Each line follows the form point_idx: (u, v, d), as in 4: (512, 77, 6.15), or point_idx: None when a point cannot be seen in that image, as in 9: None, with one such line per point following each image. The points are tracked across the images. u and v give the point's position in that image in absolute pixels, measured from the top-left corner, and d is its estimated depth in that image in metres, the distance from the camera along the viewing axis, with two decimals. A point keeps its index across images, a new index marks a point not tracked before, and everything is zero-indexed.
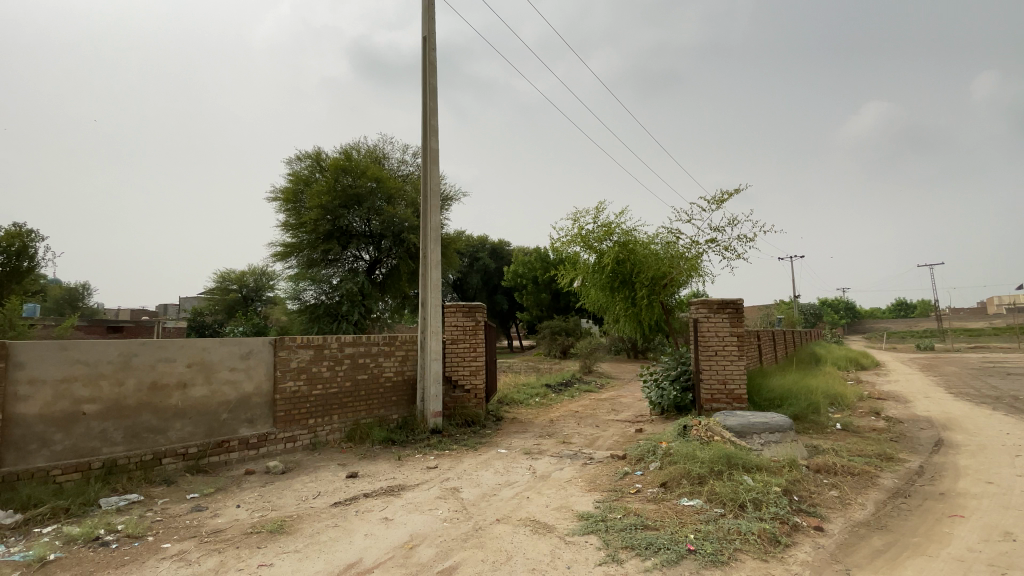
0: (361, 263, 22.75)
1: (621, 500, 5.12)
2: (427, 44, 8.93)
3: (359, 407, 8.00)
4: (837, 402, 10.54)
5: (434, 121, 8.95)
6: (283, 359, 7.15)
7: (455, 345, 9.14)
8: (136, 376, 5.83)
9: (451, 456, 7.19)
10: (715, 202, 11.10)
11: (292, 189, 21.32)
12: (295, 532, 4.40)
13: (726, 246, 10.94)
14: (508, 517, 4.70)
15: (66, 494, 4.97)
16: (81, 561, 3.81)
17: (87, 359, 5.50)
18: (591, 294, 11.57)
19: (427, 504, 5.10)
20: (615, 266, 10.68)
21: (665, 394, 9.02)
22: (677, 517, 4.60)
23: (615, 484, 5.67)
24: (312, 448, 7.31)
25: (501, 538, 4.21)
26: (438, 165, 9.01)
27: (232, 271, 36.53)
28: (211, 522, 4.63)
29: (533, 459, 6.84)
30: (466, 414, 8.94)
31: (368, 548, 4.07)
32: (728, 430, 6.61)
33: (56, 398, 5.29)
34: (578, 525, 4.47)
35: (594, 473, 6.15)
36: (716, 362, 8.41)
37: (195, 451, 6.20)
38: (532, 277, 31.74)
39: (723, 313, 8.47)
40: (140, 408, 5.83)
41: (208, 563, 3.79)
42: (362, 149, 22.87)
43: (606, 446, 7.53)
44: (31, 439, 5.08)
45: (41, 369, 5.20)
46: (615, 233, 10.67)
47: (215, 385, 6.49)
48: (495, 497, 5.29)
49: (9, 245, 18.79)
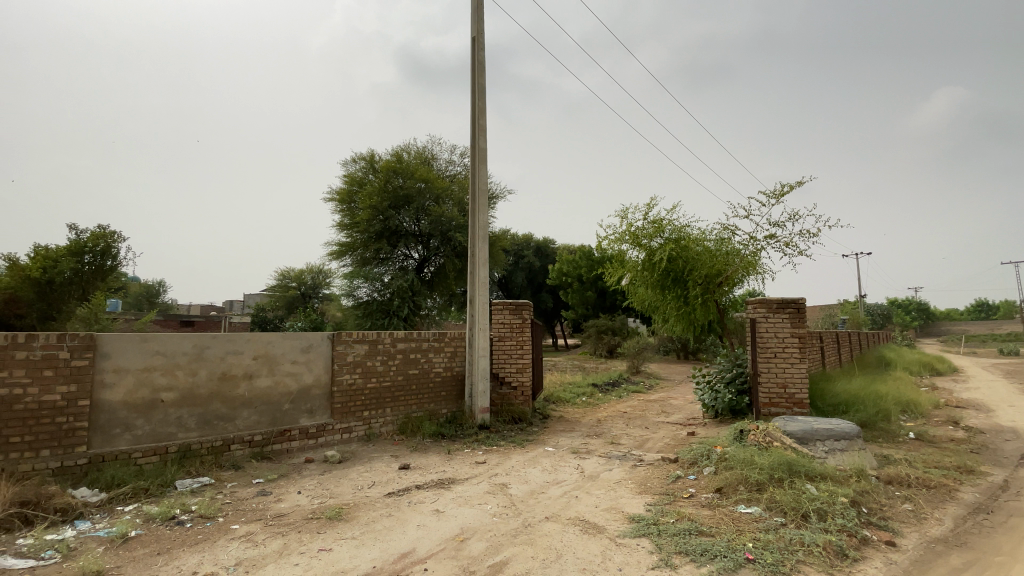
0: (410, 262, 23.29)
1: (674, 504, 4.97)
2: (477, 44, 9.01)
3: (410, 400, 8.21)
4: (909, 409, 9.82)
5: (483, 120, 9.02)
6: (340, 353, 7.44)
7: (503, 343, 9.19)
8: (207, 367, 6.23)
9: (499, 452, 7.24)
10: (775, 196, 10.58)
11: (346, 191, 22.19)
12: (352, 520, 4.56)
13: (787, 242, 10.41)
14: (557, 515, 4.68)
15: (145, 475, 5.39)
16: (159, 539, 4.12)
17: (165, 350, 5.93)
18: (641, 293, 11.31)
19: (477, 499, 5.15)
20: (666, 264, 10.38)
21: (720, 397, 8.70)
22: (735, 524, 4.43)
23: (667, 487, 5.52)
24: (367, 439, 7.58)
25: (550, 536, 4.20)
26: (486, 163, 9.07)
27: (291, 270, 38.40)
28: (275, 507, 4.88)
29: (581, 459, 6.77)
30: (513, 411, 8.99)
31: (421, 539, 4.16)
32: (788, 436, 6.28)
33: (138, 386, 5.74)
34: (629, 527, 4.38)
35: (644, 475, 6.02)
36: (775, 364, 8.02)
37: (260, 438, 6.57)
38: (578, 275, 31.49)
39: (784, 312, 8.06)
40: (211, 397, 6.23)
41: (273, 545, 4.00)
42: (412, 150, 23.41)
43: (657, 448, 7.35)
44: (115, 424, 5.54)
45: (125, 359, 5.65)
46: (666, 230, 10.40)
47: (278, 376, 6.83)
48: (544, 495, 5.28)
49: (95, 245, 20.53)
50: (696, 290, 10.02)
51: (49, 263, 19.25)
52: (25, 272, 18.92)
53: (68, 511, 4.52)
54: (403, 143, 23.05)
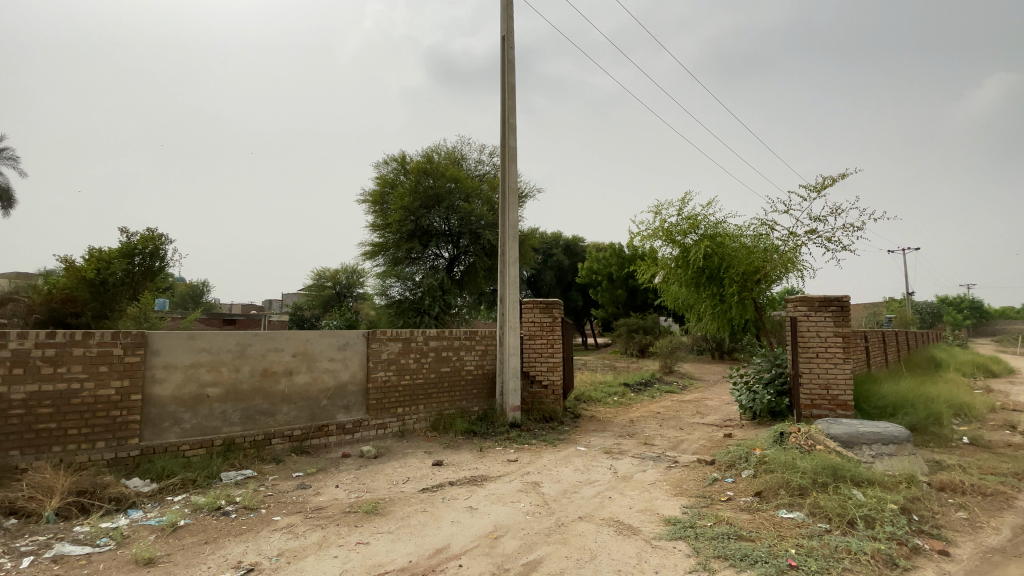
0: (441, 261, 23.54)
1: (711, 507, 4.85)
2: (506, 43, 9.00)
3: (443, 398, 8.30)
4: (962, 412, 9.28)
5: (513, 119, 9.02)
6: (375, 351, 7.59)
7: (534, 341, 9.17)
8: (250, 363, 6.47)
9: (531, 450, 7.23)
10: (816, 189, 10.22)
11: (379, 192, 22.59)
12: (388, 514, 4.65)
13: (829, 237, 10.06)
14: (591, 515, 4.64)
15: (193, 467, 5.62)
16: (206, 528, 4.29)
17: (210, 347, 6.18)
18: (675, 291, 11.12)
19: (510, 497, 5.16)
20: (701, 261, 10.15)
21: (758, 398, 8.44)
22: (776, 529, 4.29)
23: (704, 489, 5.39)
24: (401, 435, 7.71)
25: (584, 536, 4.17)
26: (516, 161, 9.07)
27: (326, 270, 39.38)
28: (314, 500, 5.02)
29: (614, 459, 6.70)
30: (545, 410, 8.97)
31: (455, 535, 4.20)
32: (832, 439, 6.04)
33: (186, 381, 6.00)
34: (665, 529, 4.31)
35: (679, 476, 5.90)
36: (817, 365, 7.73)
37: (299, 433, 6.77)
38: (608, 273, 31.14)
39: (827, 310, 7.76)
40: (253, 392, 6.46)
41: (313, 537, 4.12)
42: (442, 151, 23.62)
43: (692, 450, 7.19)
44: (165, 418, 5.81)
45: (174, 355, 5.92)
46: (701, 226, 10.20)
47: (316, 373, 7.02)
48: (577, 495, 5.24)
49: (144, 247, 21.63)
50: (732, 287, 9.75)
51: (103, 264, 20.43)
52: (80, 273, 20.02)
53: (121, 501, 4.77)
54: (433, 143, 23.30)
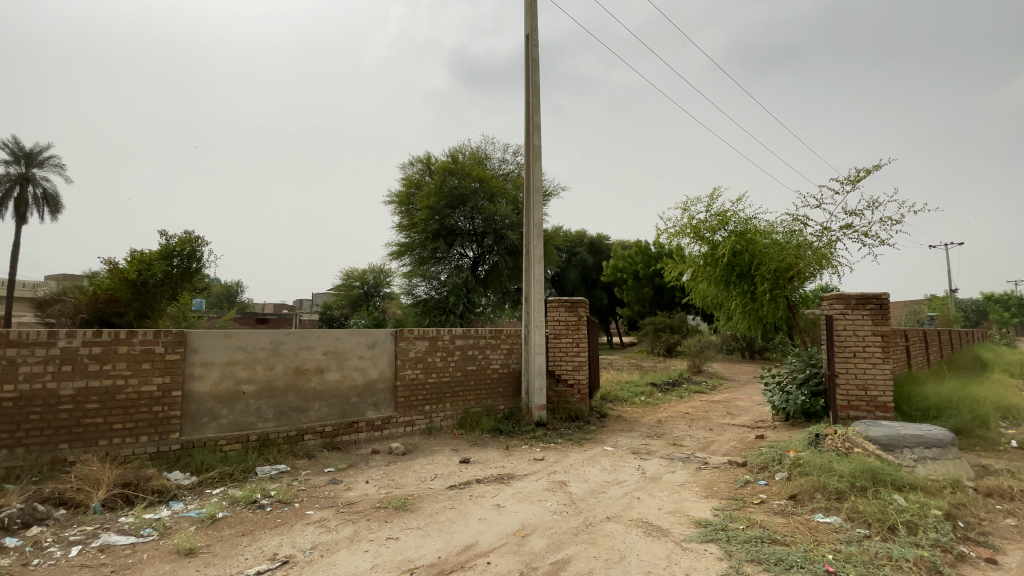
0: (466, 260, 23.68)
1: (743, 509, 4.75)
2: (530, 41, 8.98)
3: (469, 396, 8.36)
4: (1012, 415, 8.82)
5: (537, 117, 9.00)
6: (403, 349, 7.70)
7: (559, 340, 9.14)
8: (283, 361, 6.65)
9: (557, 449, 7.21)
10: (852, 182, 9.85)
11: (406, 192, 22.90)
12: (417, 510, 4.71)
13: (866, 232, 9.68)
14: (619, 515, 4.60)
15: (230, 461, 5.82)
16: (242, 520, 4.43)
17: (245, 345, 6.37)
18: (704, 288, 10.92)
19: (537, 495, 5.16)
20: (731, 258, 9.94)
21: (792, 399, 8.21)
22: (812, 534, 4.16)
23: (735, 491, 5.28)
24: (428, 433, 7.79)
25: (613, 536, 4.14)
26: (541, 160, 9.03)
27: (353, 270, 40.11)
28: (345, 495, 5.13)
29: (642, 459, 6.62)
30: (570, 409, 8.92)
31: (483, 532, 4.22)
32: (871, 442, 5.82)
33: (223, 378, 6.21)
34: (695, 531, 4.23)
35: (709, 478, 5.79)
36: (854, 365, 7.46)
37: (331, 429, 6.92)
38: (633, 271, 30.79)
39: (864, 308, 7.48)
40: (286, 389, 6.64)
41: (344, 531, 4.21)
42: (467, 151, 23.76)
43: (722, 451, 7.04)
44: (204, 413, 6.03)
45: (211, 353, 6.13)
46: (731, 222, 9.97)
47: (346, 371, 7.16)
48: (605, 495, 5.20)
49: (183, 249, 22.38)
50: (762, 285, 9.51)
51: (144, 267, 21.30)
52: (123, 274, 21.07)
53: (163, 493, 4.97)
54: (458, 144, 23.44)
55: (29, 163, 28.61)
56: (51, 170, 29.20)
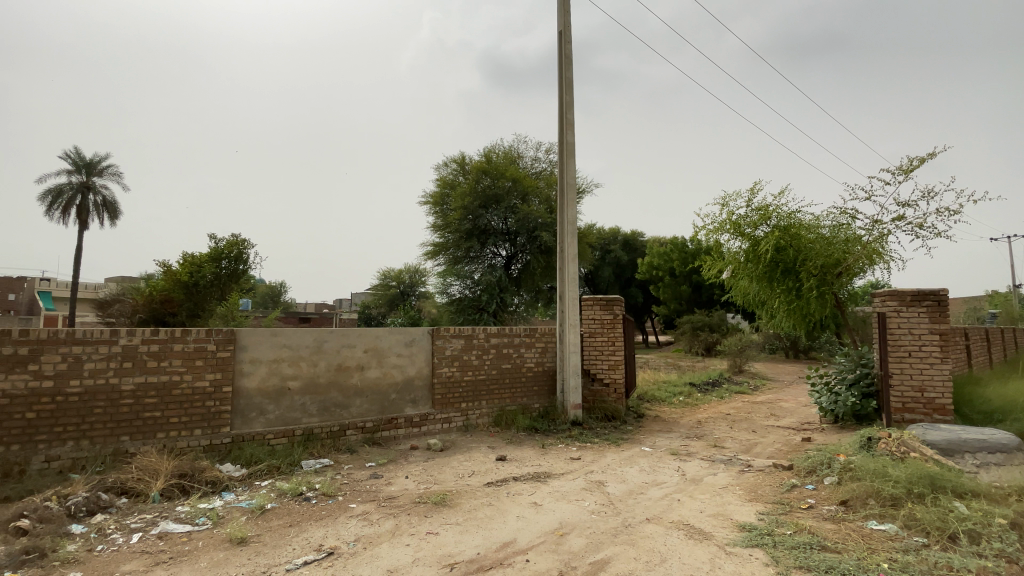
0: (499, 259, 23.77)
1: (790, 514, 4.58)
2: (563, 38, 8.92)
3: (504, 394, 8.39)
4: None
5: (571, 114, 8.94)
6: (439, 347, 7.81)
7: (595, 339, 9.05)
8: (326, 358, 6.86)
9: (593, 449, 7.14)
10: (904, 172, 9.34)
11: (440, 193, 23.22)
12: (455, 506, 4.77)
13: (920, 224, 9.16)
14: (659, 517, 4.52)
15: (277, 454, 6.05)
16: (289, 512, 4.60)
17: (290, 343, 6.61)
18: (746, 286, 10.57)
19: (575, 495, 5.13)
20: (774, 254, 9.58)
21: (841, 400, 7.84)
22: (864, 541, 3.97)
23: (781, 496, 5.09)
24: (465, 430, 7.88)
25: (653, 538, 4.07)
26: (574, 157, 8.96)
27: (390, 271, 40.94)
28: (386, 489, 5.25)
29: (682, 460, 6.48)
30: (607, 408, 8.82)
31: (521, 530, 4.23)
32: (929, 446, 5.50)
33: (270, 374, 6.46)
34: (740, 536, 4.11)
35: (753, 481, 5.60)
36: (909, 365, 7.07)
37: (371, 425, 7.09)
38: (670, 268, 30.14)
39: (920, 305, 7.08)
40: (329, 385, 6.85)
41: (386, 525, 4.31)
42: (500, 150, 23.83)
43: (766, 454, 6.80)
44: (252, 408, 6.29)
45: (259, 350, 6.39)
46: (774, 217, 9.61)
47: (386, 368, 7.32)
48: (644, 496, 5.12)
49: (231, 251, 23.32)
50: (808, 282, 9.12)
51: (195, 269, 22.39)
52: (176, 276, 22.30)
53: (216, 484, 5.22)
54: (491, 144, 23.54)
55: (89, 172, 30.52)
56: (109, 179, 31.09)
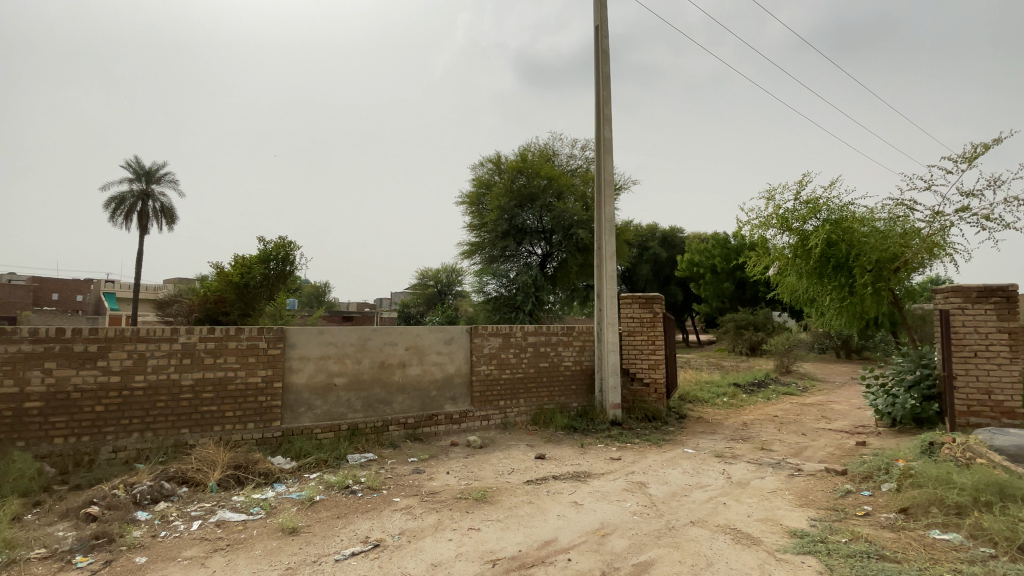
0: (534, 258, 23.76)
1: (845, 521, 4.37)
2: (600, 32, 8.82)
3: (542, 392, 8.39)
4: None
5: (608, 109, 8.82)
6: (477, 346, 7.88)
7: (634, 338, 8.91)
8: (370, 356, 7.05)
9: (634, 450, 7.03)
10: (968, 160, 8.75)
11: (476, 193, 23.40)
12: (496, 503, 4.81)
13: (987, 215, 8.56)
14: (704, 520, 4.41)
15: (324, 448, 6.27)
16: (337, 504, 4.77)
17: (336, 341, 6.83)
18: (794, 283, 10.15)
19: (616, 495, 5.07)
20: (824, 249, 9.17)
21: (899, 403, 7.41)
22: (927, 551, 3.75)
23: (834, 502, 4.87)
24: (503, 428, 7.92)
25: (698, 541, 3.97)
26: (612, 153, 8.84)
27: (427, 270, 41.60)
28: (429, 484, 5.35)
29: (727, 463, 6.29)
30: (647, 408, 8.67)
31: (563, 529, 4.22)
32: (998, 452, 5.13)
33: (317, 371, 6.69)
34: (790, 542, 3.96)
35: (804, 486, 5.38)
36: (976, 366, 6.61)
37: (413, 421, 7.24)
38: (711, 265, 29.27)
39: (987, 302, 6.60)
40: (372, 382, 7.04)
41: (429, 519, 4.39)
42: (534, 149, 23.78)
43: (818, 458, 6.51)
44: (301, 404, 6.54)
45: (307, 348, 6.64)
46: (823, 211, 9.27)
47: (426, 365, 7.46)
48: (687, 499, 5.01)
49: (278, 254, 24.19)
50: (862, 278, 8.64)
51: (246, 271, 23.41)
52: (228, 277, 23.44)
53: (268, 475, 5.46)
54: (526, 142, 23.54)
55: (149, 180, 32.47)
56: (166, 186, 32.93)
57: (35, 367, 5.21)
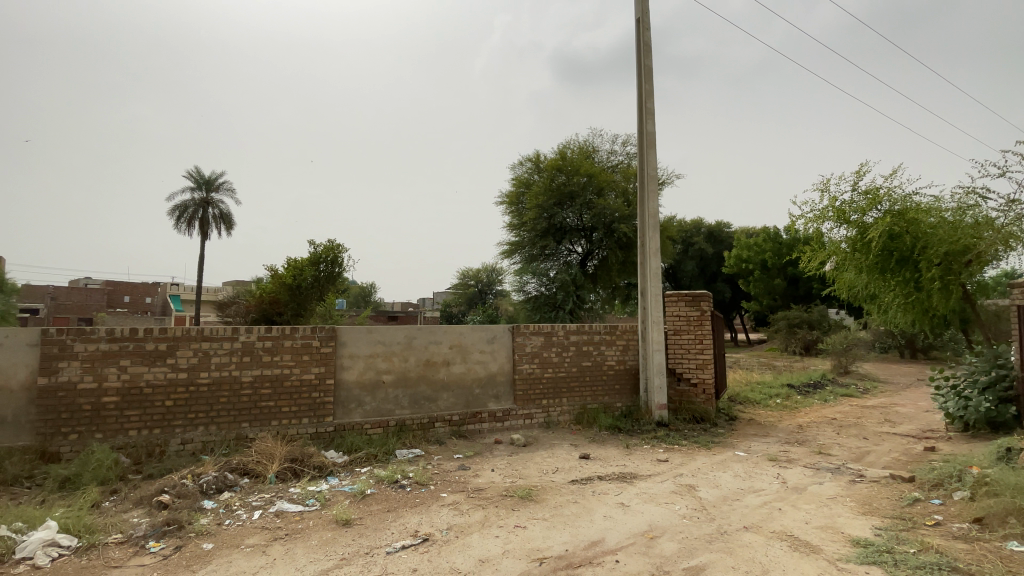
0: (574, 256, 23.60)
1: (913, 531, 4.10)
2: (641, 25, 8.64)
3: (585, 392, 8.31)
4: None
5: (650, 103, 8.63)
6: (520, 344, 7.91)
7: (679, 337, 8.69)
8: (415, 354, 7.21)
9: (681, 451, 6.85)
10: None
11: (515, 192, 23.45)
12: (542, 501, 4.81)
13: None
14: (758, 526, 4.25)
15: (374, 443, 6.46)
16: (387, 498, 4.91)
17: (384, 339, 7.04)
18: (852, 278, 9.64)
19: (664, 497, 4.97)
20: (885, 243, 8.62)
21: (972, 406, 6.88)
22: (1007, 564, 3.46)
23: (900, 510, 4.57)
24: (547, 427, 7.92)
25: (752, 548, 3.83)
26: (655, 147, 8.64)
27: (468, 270, 42.10)
28: (474, 481, 5.42)
29: (781, 467, 6.03)
30: (694, 410, 8.43)
31: (610, 530, 4.18)
32: None
33: (366, 368, 6.91)
34: (853, 551, 3.75)
35: (867, 493, 5.08)
36: None
37: (457, 418, 7.35)
38: (761, 261, 28.15)
39: None
40: (418, 379, 7.20)
41: (476, 515, 4.45)
42: (573, 146, 23.57)
43: (881, 464, 6.13)
44: (352, 400, 6.78)
45: (356, 346, 6.87)
46: (885, 202, 8.83)
47: (470, 363, 7.55)
48: (740, 503, 4.84)
49: (327, 255, 25.03)
50: (928, 271, 8.05)
51: (298, 272, 24.47)
52: (282, 279, 24.56)
53: (322, 468, 5.69)
54: (565, 140, 23.40)
55: (209, 188, 34.49)
56: (224, 194, 34.85)
57: (112, 364, 5.65)
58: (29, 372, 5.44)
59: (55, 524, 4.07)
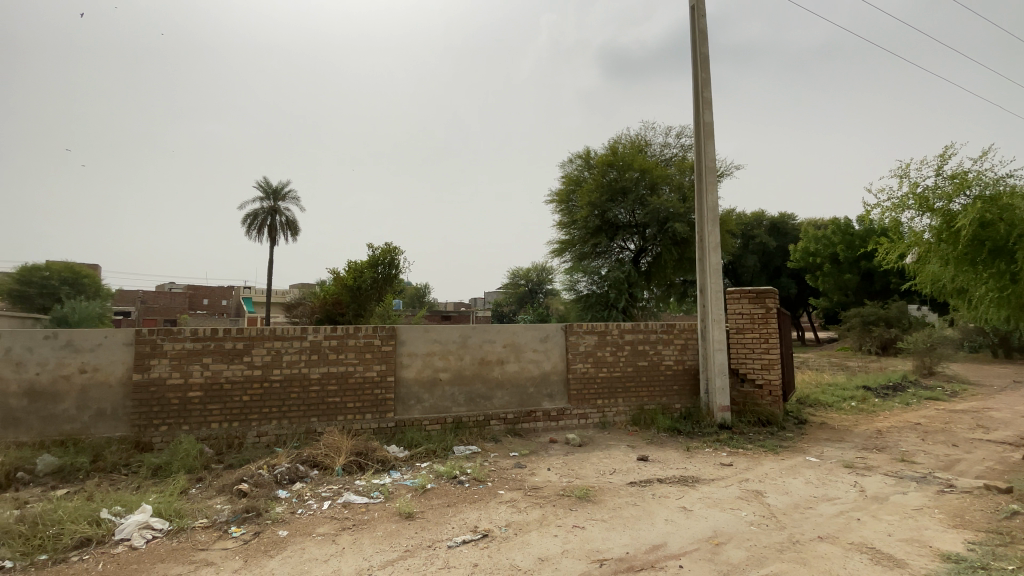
0: (626, 254, 23.16)
1: (1014, 547, 3.71)
2: (697, 12, 8.34)
3: (642, 392, 8.13)
4: None
5: (708, 92, 8.31)
6: (573, 343, 7.86)
7: (742, 335, 8.32)
8: (471, 352, 7.33)
9: (746, 456, 6.56)
10: None
11: (566, 191, 23.22)
12: (600, 502, 4.76)
13: None
14: (834, 536, 4.01)
15: (432, 439, 6.64)
16: (446, 493, 5.02)
17: (440, 338, 7.21)
18: (937, 271, 8.88)
19: (729, 503, 4.77)
20: (976, 231, 7.85)
21: None
22: None
23: (998, 524, 4.15)
24: (602, 427, 7.82)
25: (828, 559, 3.61)
26: (713, 138, 8.30)
27: (518, 270, 42.26)
28: (531, 479, 5.45)
29: (858, 475, 5.64)
30: (760, 412, 8.04)
31: (672, 534, 4.07)
32: None
33: (424, 366, 7.10)
34: (942, 567, 3.45)
35: (958, 505, 4.65)
36: None
37: (512, 417, 7.42)
38: (831, 254, 26.46)
39: None
40: (474, 377, 7.32)
41: (533, 514, 4.46)
42: (625, 140, 23.10)
43: (975, 473, 5.59)
44: (411, 397, 7.00)
45: (414, 345, 7.07)
46: (976, 185, 8.15)
47: (523, 362, 7.59)
48: (813, 511, 4.57)
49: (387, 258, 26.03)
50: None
51: (359, 275, 25.67)
52: (343, 280, 25.70)
53: (385, 462, 5.92)
54: (616, 135, 22.94)
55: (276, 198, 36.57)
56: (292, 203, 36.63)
57: (196, 362, 6.13)
58: (125, 368, 6.01)
59: (150, 508, 4.49)
